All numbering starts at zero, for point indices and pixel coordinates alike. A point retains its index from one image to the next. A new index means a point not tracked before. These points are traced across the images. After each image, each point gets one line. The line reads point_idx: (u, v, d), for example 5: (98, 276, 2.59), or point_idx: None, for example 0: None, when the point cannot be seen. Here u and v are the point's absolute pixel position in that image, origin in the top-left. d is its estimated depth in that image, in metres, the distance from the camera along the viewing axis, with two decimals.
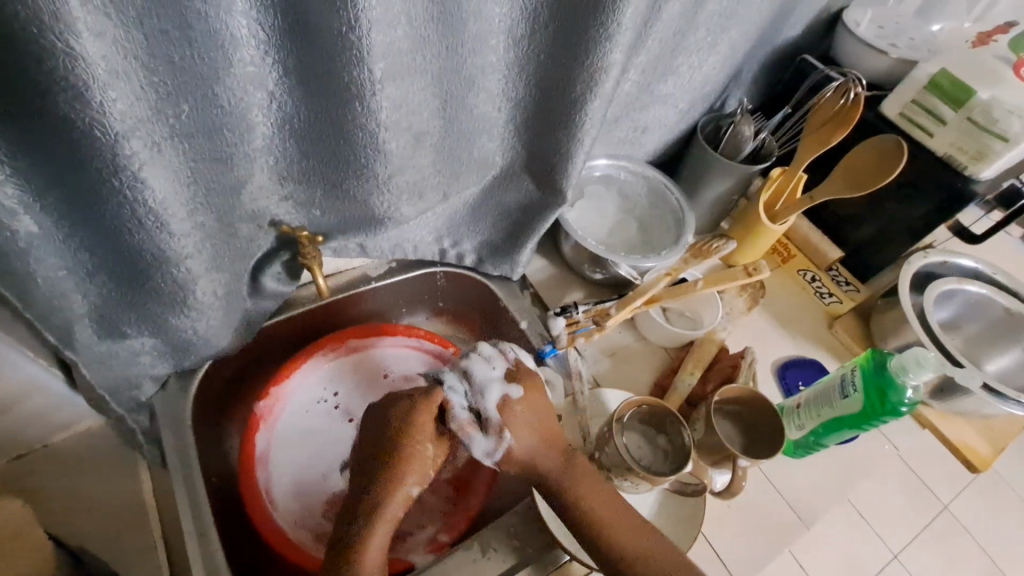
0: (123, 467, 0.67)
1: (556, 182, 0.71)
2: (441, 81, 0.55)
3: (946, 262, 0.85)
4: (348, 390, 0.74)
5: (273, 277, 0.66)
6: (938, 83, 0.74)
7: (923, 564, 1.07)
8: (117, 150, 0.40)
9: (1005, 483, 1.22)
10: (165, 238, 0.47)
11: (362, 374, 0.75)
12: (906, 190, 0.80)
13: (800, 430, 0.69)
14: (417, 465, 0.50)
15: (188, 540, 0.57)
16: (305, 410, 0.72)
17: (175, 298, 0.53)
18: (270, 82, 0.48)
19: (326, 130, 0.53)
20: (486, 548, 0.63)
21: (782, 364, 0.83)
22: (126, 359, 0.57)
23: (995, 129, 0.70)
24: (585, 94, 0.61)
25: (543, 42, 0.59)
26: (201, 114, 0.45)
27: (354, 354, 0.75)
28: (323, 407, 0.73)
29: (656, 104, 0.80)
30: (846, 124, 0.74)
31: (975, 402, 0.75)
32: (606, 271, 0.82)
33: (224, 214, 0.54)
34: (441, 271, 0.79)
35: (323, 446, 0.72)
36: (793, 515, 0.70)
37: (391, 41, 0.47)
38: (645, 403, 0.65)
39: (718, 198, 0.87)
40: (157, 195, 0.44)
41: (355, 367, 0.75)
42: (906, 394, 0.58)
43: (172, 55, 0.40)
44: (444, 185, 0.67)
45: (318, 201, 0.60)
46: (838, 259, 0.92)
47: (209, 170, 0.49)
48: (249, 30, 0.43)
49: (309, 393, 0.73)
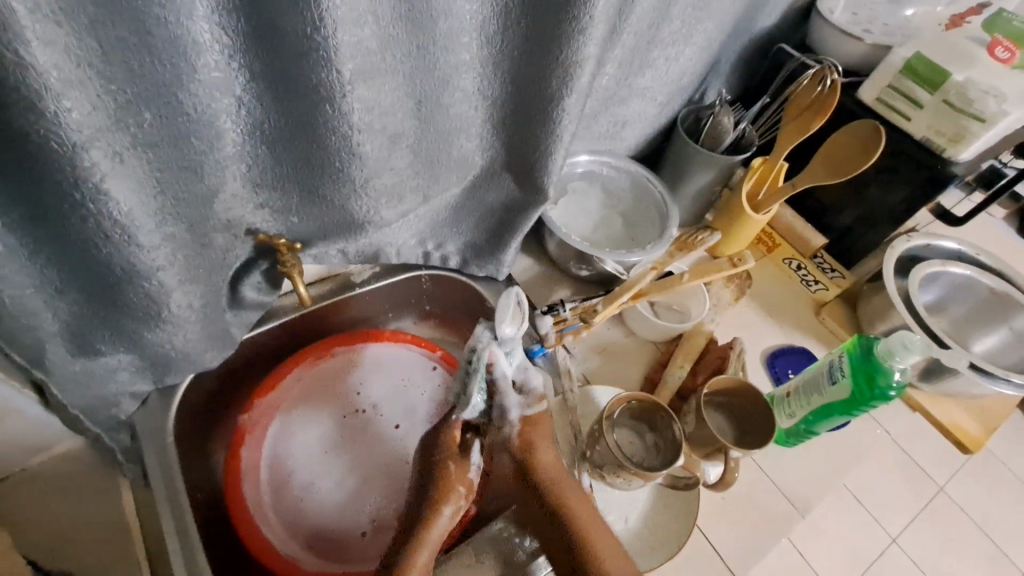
0: (102, 488, 0.65)
1: (537, 180, 0.70)
2: (414, 81, 0.54)
3: (928, 245, 0.85)
4: (376, 407, 0.74)
5: (253, 287, 0.64)
6: (913, 67, 0.74)
7: (928, 548, 1.08)
8: (76, 162, 0.39)
9: (1001, 463, 1.22)
10: (134, 250, 0.46)
11: (388, 395, 0.75)
12: (888, 175, 0.80)
13: (791, 419, 0.69)
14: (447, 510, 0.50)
15: (174, 563, 0.56)
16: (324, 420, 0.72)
17: (149, 313, 0.52)
18: (237, 87, 0.47)
19: (298, 134, 0.52)
20: (479, 552, 0.62)
21: (771, 354, 0.83)
22: (102, 377, 0.56)
23: (971, 110, 0.71)
24: (561, 90, 0.60)
25: (515, 36, 0.58)
26: (165, 122, 0.43)
27: (374, 366, 0.76)
28: (346, 415, 0.73)
29: (635, 98, 0.80)
30: (825, 110, 0.74)
31: (964, 382, 0.76)
32: (592, 268, 0.81)
33: (197, 225, 0.52)
34: (426, 274, 0.79)
35: (333, 455, 0.71)
36: (789, 505, 0.70)
37: (359, 41, 0.46)
38: (634, 399, 0.65)
39: (702, 189, 0.86)
40: (121, 206, 0.43)
41: (386, 381, 0.76)
42: (894, 378, 0.59)
43: (131, 63, 0.39)
44: (423, 187, 0.66)
45: (295, 208, 0.59)
46: (822, 246, 0.91)
47: (177, 180, 0.48)
48: (211, 35, 0.42)
49: (319, 393, 0.73)
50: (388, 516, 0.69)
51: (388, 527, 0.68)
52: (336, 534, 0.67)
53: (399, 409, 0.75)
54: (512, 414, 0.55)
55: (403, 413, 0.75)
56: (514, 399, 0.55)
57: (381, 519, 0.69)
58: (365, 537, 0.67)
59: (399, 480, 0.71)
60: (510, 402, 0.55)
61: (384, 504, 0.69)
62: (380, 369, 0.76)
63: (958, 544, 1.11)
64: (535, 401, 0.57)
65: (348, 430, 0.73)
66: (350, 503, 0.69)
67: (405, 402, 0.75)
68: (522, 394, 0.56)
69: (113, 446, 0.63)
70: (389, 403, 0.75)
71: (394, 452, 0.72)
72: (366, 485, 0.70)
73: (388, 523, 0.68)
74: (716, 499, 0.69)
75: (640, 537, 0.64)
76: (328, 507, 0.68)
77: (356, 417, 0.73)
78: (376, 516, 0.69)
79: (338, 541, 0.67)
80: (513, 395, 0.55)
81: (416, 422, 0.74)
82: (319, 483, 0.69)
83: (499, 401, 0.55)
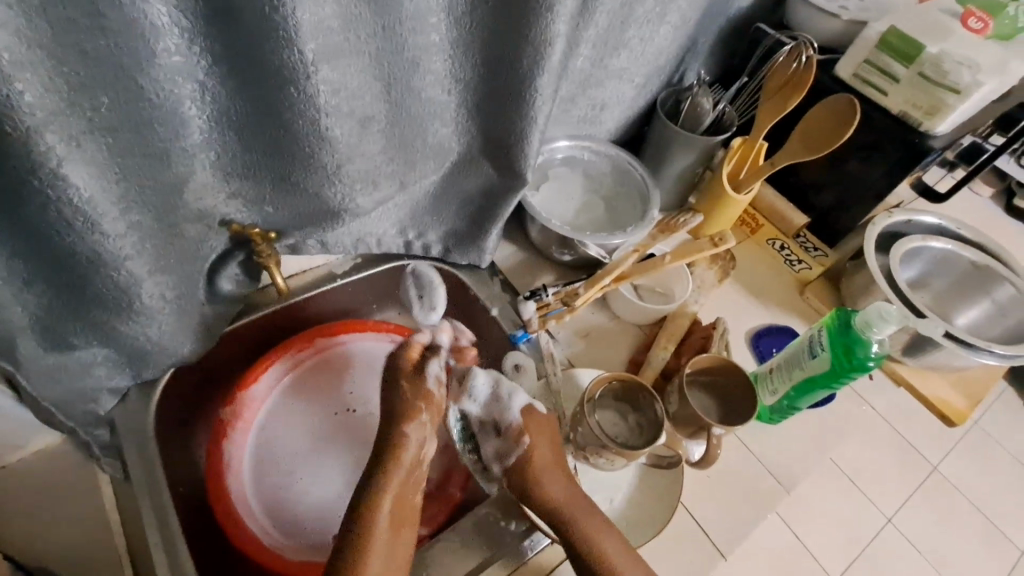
0: (82, 480, 0.65)
1: (515, 164, 0.70)
2: (381, 62, 0.54)
3: (910, 220, 0.86)
4: (361, 404, 0.74)
5: (229, 278, 0.64)
6: (888, 41, 0.74)
7: (918, 524, 1.08)
8: (31, 145, 0.38)
9: (994, 440, 1.22)
10: (99, 239, 0.46)
11: (374, 391, 0.75)
12: (867, 150, 0.80)
13: (774, 396, 0.69)
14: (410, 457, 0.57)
15: (156, 555, 0.56)
16: (310, 413, 0.73)
17: (120, 304, 0.51)
18: (200, 73, 0.46)
19: (266, 119, 0.51)
20: (464, 536, 0.62)
21: (755, 334, 0.83)
22: (78, 371, 0.55)
23: (946, 82, 0.71)
24: (532, 69, 0.60)
25: (483, 16, 0.58)
26: (124, 107, 0.43)
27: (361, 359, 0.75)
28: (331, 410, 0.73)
29: (612, 81, 0.79)
30: (800, 88, 0.74)
31: (946, 355, 0.76)
32: (575, 253, 0.81)
33: (166, 215, 0.52)
34: (409, 264, 0.78)
35: (315, 452, 0.71)
36: (774, 481, 0.70)
37: (320, 20, 0.45)
38: (615, 380, 0.65)
39: (683, 172, 0.86)
40: (83, 193, 0.43)
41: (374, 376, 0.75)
42: (872, 349, 0.59)
43: (85, 45, 0.38)
44: (399, 173, 0.66)
45: (269, 197, 0.59)
46: (804, 225, 0.90)
47: (142, 167, 0.47)
48: (170, 19, 0.41)
49: (305, 387, 0.73)
50: None
51: None
52: (308, 531, 0.67)
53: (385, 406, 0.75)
54: (495, 467, 0.64)
55: None
56: (495, 441, 0.64)
57: None
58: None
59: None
60: (489, 448, 0.64)
61: None
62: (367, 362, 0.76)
63: (953, 520, 1.11)
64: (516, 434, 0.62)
65: (333, 425, 0.73)
66: (332, 499, 0.69)
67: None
68: (498, 437, 0.63)
69: (91, 442, 0.62)
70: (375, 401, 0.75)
71: None
72: (345, 481, 0.70)
73: None
74: (701, 476, 0.69)
75: (625, 517, 0.64)
76: (304, 503, 0.68)
77: (340, 412, 0.73)
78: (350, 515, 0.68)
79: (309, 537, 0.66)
80: (491, 440, 0.64)
81: None
82: (299, 477, 0.69)
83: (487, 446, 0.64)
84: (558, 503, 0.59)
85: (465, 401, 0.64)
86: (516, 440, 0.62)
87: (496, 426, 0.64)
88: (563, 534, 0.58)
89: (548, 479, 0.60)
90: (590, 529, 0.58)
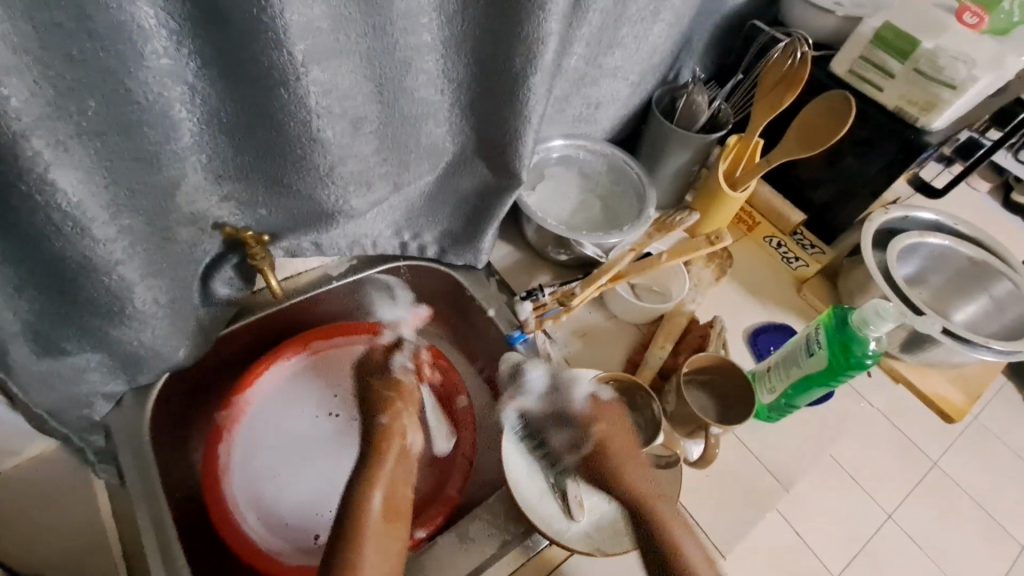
0: (77, 487, 0.65)
1: (509, 164, 0.70)
2: (373, 63, 0.53)
3: (907, 217, 0.85)
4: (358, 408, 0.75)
5: (224, 282, 0.64)
6: (882, 37, 0.74)
7: (919, 520, 1.08)
8: (18, 150, 0.38)
9: (994, 436, 1.22)
10: (90, 243, 0.45)
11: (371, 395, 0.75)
12: (862, 147, 0.80)
13: (771, 394, 0.69)
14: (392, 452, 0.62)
15: (153, 561, 0.56)
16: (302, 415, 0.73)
17: (112, 309, 0.51)
18: (189, 75, 0.46)
19: (256, 121, 0.51)
20: (464, 537, 0.62)
21: (753, 332, 0.83)
22: (71, 377, 0.55)
23: (941, 78, 0.71)
24: (525, 68, 0.59)
25: (476, 15, 0.57)
26: (113, 111, 0.43)
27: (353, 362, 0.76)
28: (327, 413, 0.74)
29: (606, 79, 0.79)
30: (795, 87, 0.73)
31: (944, 351, 0.76)
32: (570, 252, 0.80)
33: (157, 218, 0.52)
34: (405, 265, 0.77)
35: (309, 455, 0.71)
36: (773, 480, 0.70)
37: (310, 20, 0.45)
38: (612, 380, 0.66)
39: (679, 170, 0.86)
40: (72, 198, 0.42)
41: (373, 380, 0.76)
42: (869, 347, 0.59)
43: (71, 49, 0.38)
44: (393, 174, 0.65)
45: (261, 199, 0.58)
46: (801, 223, 0.91)
47: (131, 171, 0.47)
48: (158, 21, 0.41)
49: (302, 391, 0.73)
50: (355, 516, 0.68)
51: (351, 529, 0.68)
52: (299, 532, 0.67)
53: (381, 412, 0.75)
54: (568, 459, 0.65)
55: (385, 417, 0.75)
56: (556, 436, 0.67)
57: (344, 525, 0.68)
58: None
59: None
60: (561, 442, 0.66)
61: None
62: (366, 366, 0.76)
63: (953, 517, 1.11)
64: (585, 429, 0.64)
65: (328, 428, 0.73)
66: (323, 501, 0.69)
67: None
68: (568, 428, 0.66)
69: (85, 447, 0.62)
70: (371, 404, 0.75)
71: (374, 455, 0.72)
72: (338, 485, 0.70)
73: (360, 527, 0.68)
74: (700, 475, 0.69)
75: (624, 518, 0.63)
76: (296, 505, 0.68)
77: (336, 416, 0.74)
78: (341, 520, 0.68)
79: (299, 539, 0.66)
80: (557, 435, 0.67)
81: None
82: (291, 479, 0.69)
83: (552, 442, 0.67)
84: (638, 493, 0.60)
85: (522, 398, 0.69)
86: (583, 432, 0.64)
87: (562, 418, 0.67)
88: (645, 531, 0.59)
89: (634, 470, 0.61)
90: (671, 525, 0.59)
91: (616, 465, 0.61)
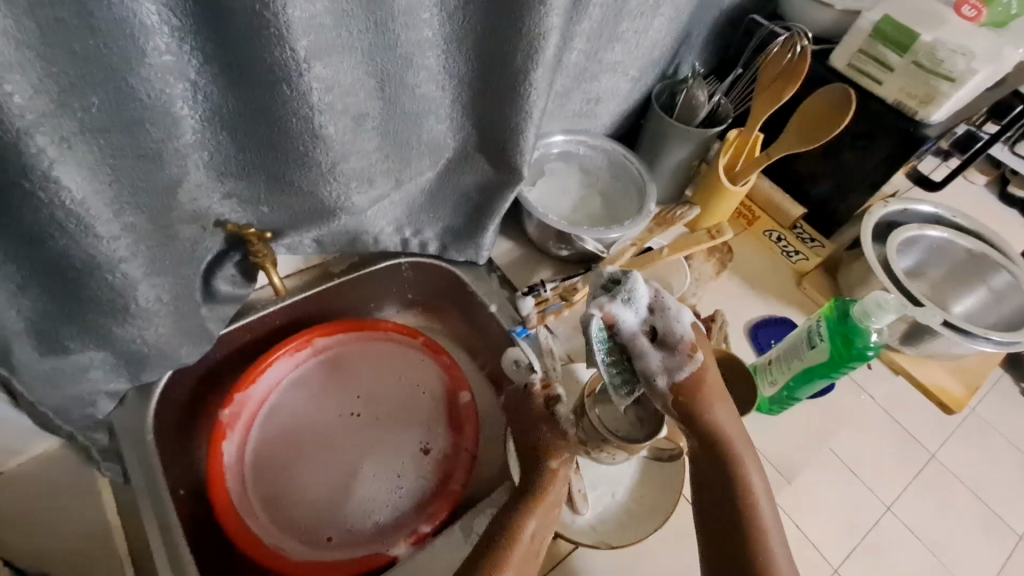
0: (81, 485, 0.65)
1: (510, 160, 0.70)
2: (374, 58, 0.53)
3: (906, 209, 0.86)
4: (360, 407, 0.74)
5: (226, 279, 0.64)
6: (881, 31, 0.74)
7: (918, 512, 1.08)
8: (22, 148, 0.38)
9: (991, 427, 1.23)
10: (93, 240, 0.46)
11: (374, 393, 0.75)
12: (862, 141, 0.80)
13: (774, 387, 0.69)
14: (541, 512, 0.56)
15: (159, 557, 0.56)
16: (312, 415, 0.73)
17: (116, 306, 0.51)
18: (191, 71, 0.46)
19: (258, 118, 0.51)
20: (469, 530, 0.64)
21: (755, 325, 0.83)
22: (75, 377, 0.55)
23: (941, 70, 0.71)
24: (526, 64, 0.59)
25: (477, 11, 0.57)
26: (115, 108, 0.42)
27: (356, 360, 0.76)
28: (328, 411, 0.73)
29: (606, 74, 0.79)
30: (796, 78, 0.74)
31: (944, 343, 0.77)
32: (572, 247, 0.80)
33: (160, 215, 0.51)
34: (406, 261, 0.78)
35: (311, 454, 0.71)
36: (775, 471, 0.71)
37: (312, 16, 0.45)
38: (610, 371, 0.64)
39: (680, 164, 0.86)
40: (75, 196, 0.42)
41: (376, 378, 0.76)
42: (872, 339, 0.59)
43: (73, 45, 0.38)
44: (395, 171, 0.65)
45: (263, 198, 0.58)
46: (801, 216, 0.90)
47: (134, 169, 0.47)
48: (160, 18, 0.41)
49: (304, 389, 0.74)
50: (357, 514, 0.68)
51: (352, 528, 0.67)
52: (301, 530, 0.66)
53: (382, 410, 0.75)
54: (659, 382, 0.54)
55: (388, 414, 0.75)
56: (652, 357, 0.54)
57: (345, 524, 0.67)
58: (350, 535, 0.67)
59: (378, 477, 0.70)
60: (653, 364, 0.54)
61: (360, 504, 0.69)
62: (368, 364, 0.76)
63: (953, 509, 1.11)
64: (687, 350, 0.54)
65: (330, 426, 0.73)
66: (335, 502, 0.68)
67: (386, 396, 0.75)
68: (662, 347, 0.55)
69: (90, 446, 0.62)
70: (374, 402, 0.75)
71: (376, 453, 0.72)
72: (341, 483, 0.70)
73: (362, 526, 0.67)
74: None
75: (627, 510, 0.65)
76: (298, 503, 0.68)
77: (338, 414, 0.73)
78: (342, 518, 0.68)
79: (301, 536, 0.66)
80: (653, 355, 0.54)
81: (402, 423, 0.74)
82: (294, 477, 0.69)
83: (643, 364, 0.54)
84: (724, 436, 0.55)
85: (620, 306, 0.53)
86: (688, 354, 0.54)
87: (654, 337, 0.56)
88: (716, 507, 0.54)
89: (718, 407, 0.55)
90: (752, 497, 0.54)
91: (707, 404, 0.54)
